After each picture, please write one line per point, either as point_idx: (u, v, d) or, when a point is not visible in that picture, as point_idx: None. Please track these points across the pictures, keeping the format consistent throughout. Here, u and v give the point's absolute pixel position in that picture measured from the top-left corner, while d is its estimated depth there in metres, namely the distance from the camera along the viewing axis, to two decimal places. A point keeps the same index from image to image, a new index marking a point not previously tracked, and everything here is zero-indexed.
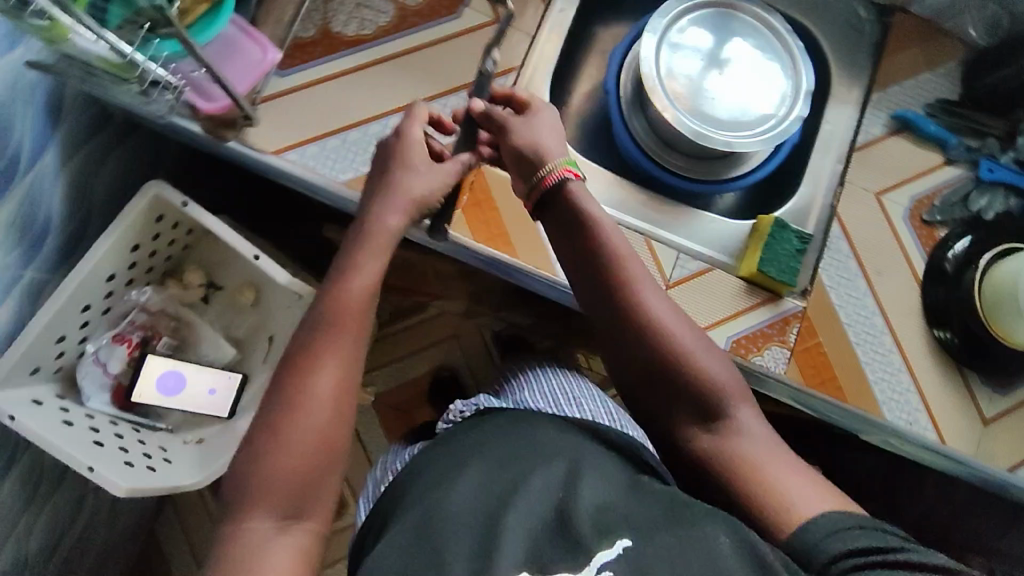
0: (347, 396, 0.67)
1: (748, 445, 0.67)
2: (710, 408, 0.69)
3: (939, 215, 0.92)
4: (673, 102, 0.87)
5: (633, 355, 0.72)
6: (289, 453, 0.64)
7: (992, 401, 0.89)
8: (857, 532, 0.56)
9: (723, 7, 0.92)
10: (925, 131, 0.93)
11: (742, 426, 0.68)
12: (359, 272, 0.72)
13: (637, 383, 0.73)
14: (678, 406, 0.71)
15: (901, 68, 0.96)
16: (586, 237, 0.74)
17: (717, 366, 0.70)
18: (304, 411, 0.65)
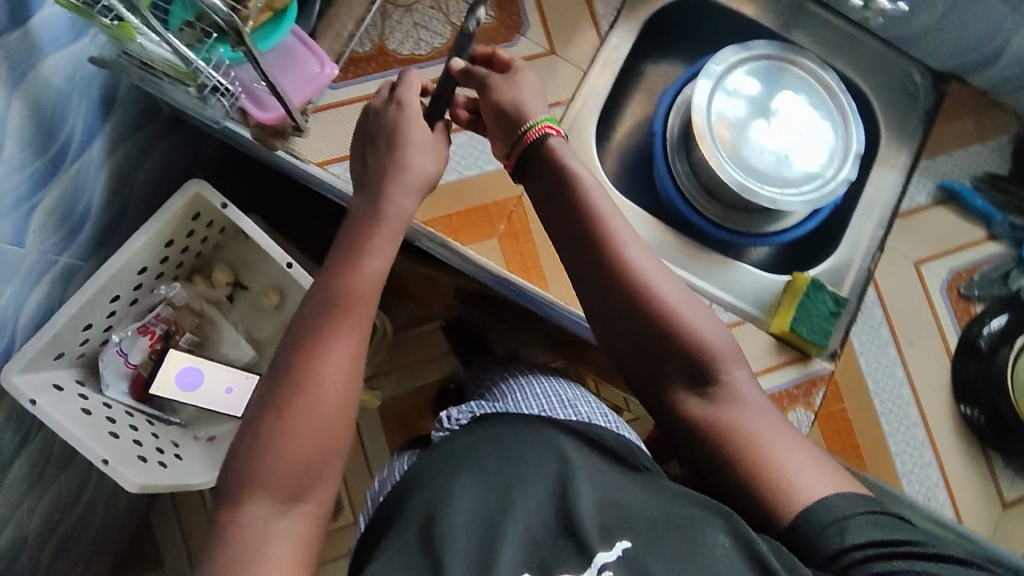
0: (354, 378, 0.67)
1: (740, 413, 0.65)
2: (698, 370, 0.68)
3: (977, 289, 0.91)
4: (719, 149, 0.85)
5: (619, 323, 0.71)
6: (296, 436, 0.64)
7: (1014, 483, 0.87)
8: (868, 525, 0.56)
9: (779, 58, 0.89)
10: (971, 204, 0.92)
11: (734, 391, 0.67)
12: (371, 258, 0.71)
13: (628, 351, 0.71)
14: (669, 371, 0.69)
15: (951, 138, 0.95)
16: (570, 198, 0.74)
17: (706, 326, 0.69)
18: (312, 396, 0.65)
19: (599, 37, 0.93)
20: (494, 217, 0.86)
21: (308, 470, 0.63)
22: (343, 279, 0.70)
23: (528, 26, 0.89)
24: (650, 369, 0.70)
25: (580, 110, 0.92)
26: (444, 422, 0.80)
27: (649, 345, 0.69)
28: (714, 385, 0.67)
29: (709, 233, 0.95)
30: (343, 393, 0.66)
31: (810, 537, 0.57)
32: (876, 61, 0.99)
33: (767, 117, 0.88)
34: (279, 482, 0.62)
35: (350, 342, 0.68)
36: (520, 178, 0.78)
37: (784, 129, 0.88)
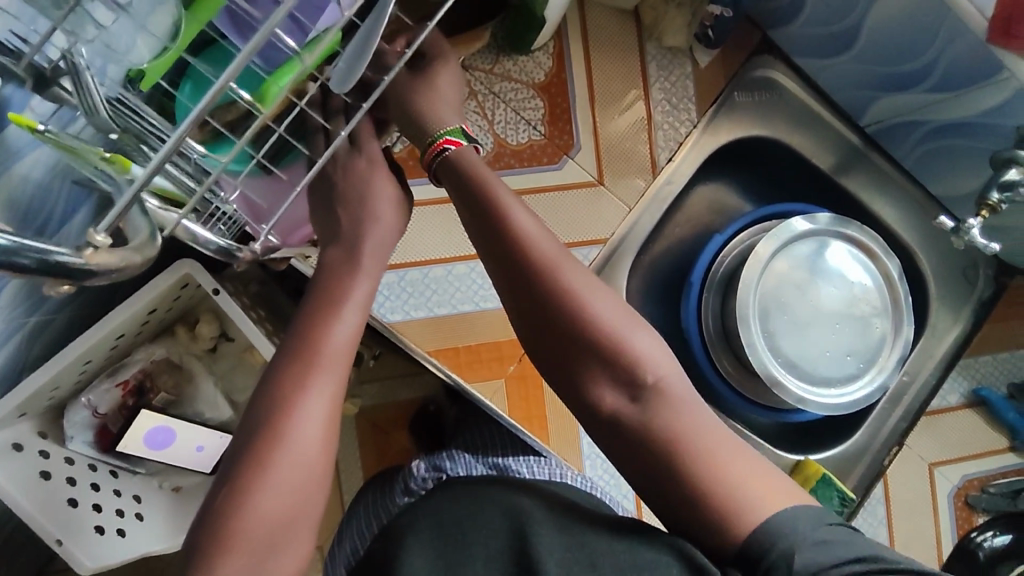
0: (334, 422, 0.55)
1: (680, 418, 0.53)
2: (628, 373, 0.54)
3: (988, 501, 0.88)
4: (763, 336, 0.79)
5: (541, 321, 0.56)
6: (251, 483, 0.51)
7: None
8: (818, 546, 0.47)
9: (841, 219, 0.81)
10: (1004, 415, 0.89)
11: (674, 396, 0.54)
12: (341, 320, 0.58)
13: (553, 354, 0.56)
14: (600, 371, 0.55)
15: (998, 339, 0.90)
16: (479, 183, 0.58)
17: (631, 322, 0.56)
18: (278, 447, 0.52)
19: (654, 167, 0.86)
20: (505, 356, 0.81)
21: (278, 542, 0.51)
22: (313, 337, 0.56)
23: (579, 149, 0.84)
24: (578, 375, 0.56)
25: (618, 248, 0.85)
26: (410, 483, 0.71)
27: (571, 354, 0.56)
28: (648, 389, 0.54)
29: (731, 402, 0.87)
30: (324, 440, 0.54)
31: (769, 555, 0.47)
32: (944, 238, 0.90)
33: (796, 268, 0.81)
34: (245, 562, 0.49)
35: (298, 362, 0.55)
36: (432, 173, 0.62)
37: (819, 291, 0.81)
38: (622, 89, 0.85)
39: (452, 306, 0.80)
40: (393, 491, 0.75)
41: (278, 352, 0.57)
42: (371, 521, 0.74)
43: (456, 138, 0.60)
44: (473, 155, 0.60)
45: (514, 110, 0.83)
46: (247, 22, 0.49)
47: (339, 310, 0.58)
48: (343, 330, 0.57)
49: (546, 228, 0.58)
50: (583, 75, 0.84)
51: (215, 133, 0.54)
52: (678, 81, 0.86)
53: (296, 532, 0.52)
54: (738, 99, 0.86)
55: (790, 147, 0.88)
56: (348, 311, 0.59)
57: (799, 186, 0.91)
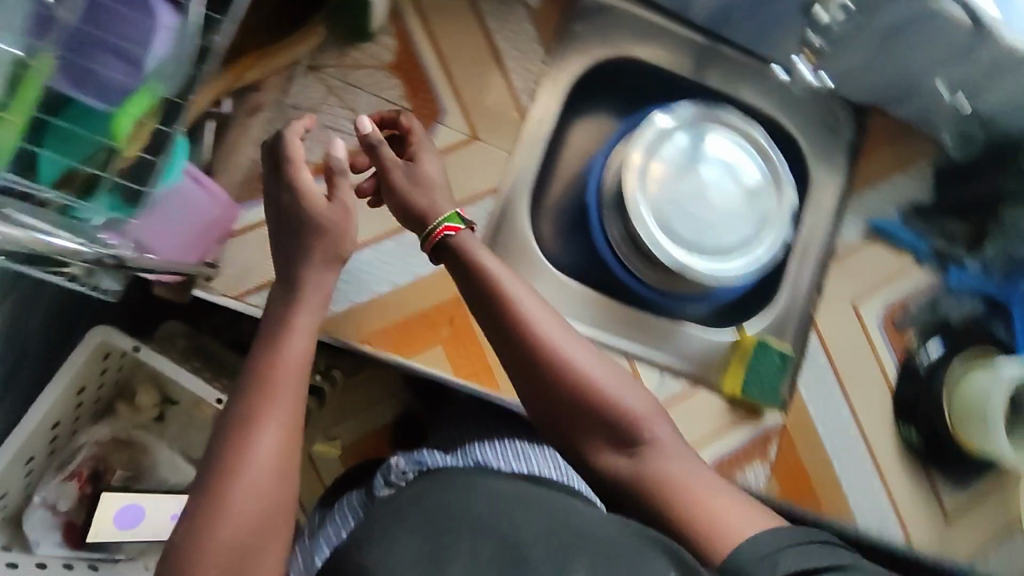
0: (288, 442, 0.55)
1: (667, 463, 0.59)
2: (623, 429, 0.60)
3: (911, 320, 0.96)
4: (659, 227, 0.86)
5: (543, 388, 0.61)
6: (213, 509, 0.51)
7: (952, 494, 0.95)
8: (799, 555, 0.50)
9: (703, 112, 0.89)
10: (899, 239, 0.97)
11: (661, 445, 0.60)
12: (287, 344, 0.59)
13: (554, 416, 0.62)
14: (597, 429, 0.61)
15: (876, 173, 0.98)
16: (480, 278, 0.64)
17: (623, 384, 0.62)
18: (237, 475, 0.52)
19: (522, 110, 0.90)
20: (436, 321, 0.82)
21: (248, 561, 0.51)
22: (266, 369, 0.57)
23: (446, 113, 0.87)
24: (580, 429, 0.61)
25: (512, 194, 0.89)
26: (389, 475, 0.68)
27: (566, 418, 0.61)
28: (642, 443, 0.60)
29: (658, 301, 0.94)
30: (284, 456, 0.55)
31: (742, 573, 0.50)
32: (798, 102, 0.98)
33: (679, 163, 0.87)
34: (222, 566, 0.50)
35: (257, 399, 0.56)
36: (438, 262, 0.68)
37: (706, 178, 0.88)
38: (472, 49, 0.90)
39: (370, 291, 0.81)
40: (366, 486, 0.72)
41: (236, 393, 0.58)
42: (351, 513, 0.73)
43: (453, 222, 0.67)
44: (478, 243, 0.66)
45: (374, 94, 0.86)
46: (88, 74, 0.50)
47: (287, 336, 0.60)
48: (288, 356, 0.58)
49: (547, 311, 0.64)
50: (430, 46, 0.88)
51: (87, 185, 0.54)
52: (520, 28, 0.91)
53: (264, 552, 0.52)
54: (579, 30, 0.92)
55: (641, 60, 0.94)
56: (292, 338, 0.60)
57: (660, 92, 0.97)
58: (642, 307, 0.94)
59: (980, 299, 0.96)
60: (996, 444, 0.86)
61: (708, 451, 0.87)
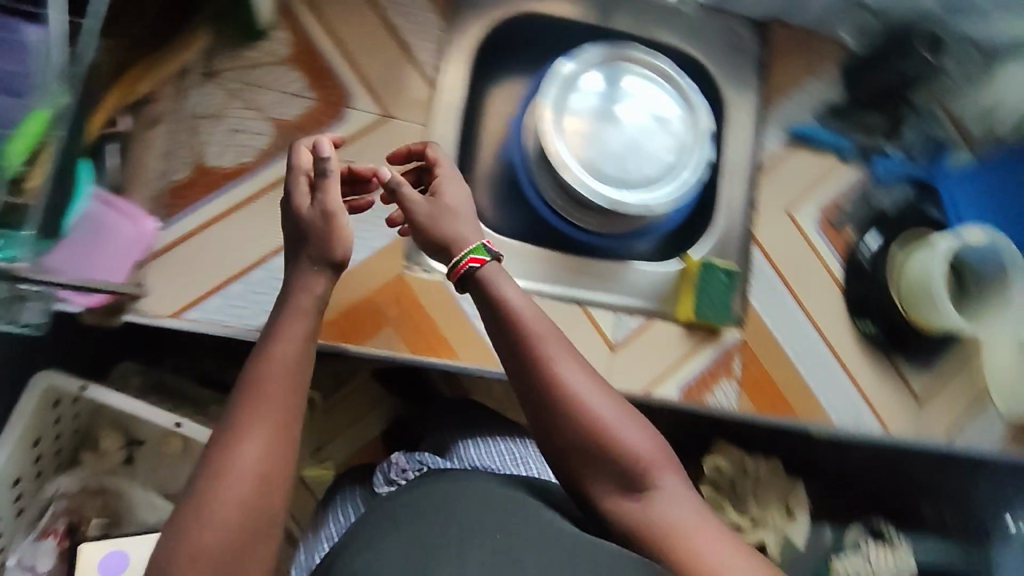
0: (277, 444, 0.52)
1: (671, 509, 0.57)
2: (630, 473, 0.58)
3: (847, 215, 0.98)
4: (586, 172, 0.89)
5: (554, 423, 0.59)
6: (199, 515, 0.48)
7: (920, 378, 0.97)
8: None
9: (613, 56, 0.93)
10: (818, 140, 1.00)
11: (666, 492, 0.58)
12: (283, 336, 0.56)
13: (564, 452, 0.59)
14: (602, 469, 0.59)
15: (786, 83, 1.01)
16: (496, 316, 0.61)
17: (634, 424, 0.59)
18: (223, 475, 0.50)
19: (430, 82, 0.90)
20: (380, 305, 0.82)
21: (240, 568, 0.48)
22: (259, 369, 0.54)
23: (354, 98, 0.87)
24: (588, 465, 0.59)
25: None
26: (390, 473, 0.70)
27: (571, 455, 0.59)
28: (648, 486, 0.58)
29: (604, 245, 0.95)
30: (275, 452, 0.52)
31: None
32: (701, 29, 1.01)
33: (590, 106, 0.91)
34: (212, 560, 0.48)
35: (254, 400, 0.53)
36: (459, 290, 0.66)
37: (618, 116, 0.91)
38: (370, 30, 0.89)
39: None
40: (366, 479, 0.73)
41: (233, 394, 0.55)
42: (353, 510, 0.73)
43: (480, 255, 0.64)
44: (501, 277, 0.64)
45: (277, 91, 0.84)
46: None
47: (281, 337, 0.57)
48: (281, 354, 0.55)
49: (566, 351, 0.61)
50: (325, 34, 0.87)
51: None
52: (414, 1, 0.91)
53: (252, 550, 0.49)
54: None
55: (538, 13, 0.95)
56: (285, 339, 0.57)
57: (565, 42, 0.99)
58: (590, 254, 0.95)
59: (907, 183, 0.99)
60: (944, 314, 0.90)
61: (674, 381, 0.89)
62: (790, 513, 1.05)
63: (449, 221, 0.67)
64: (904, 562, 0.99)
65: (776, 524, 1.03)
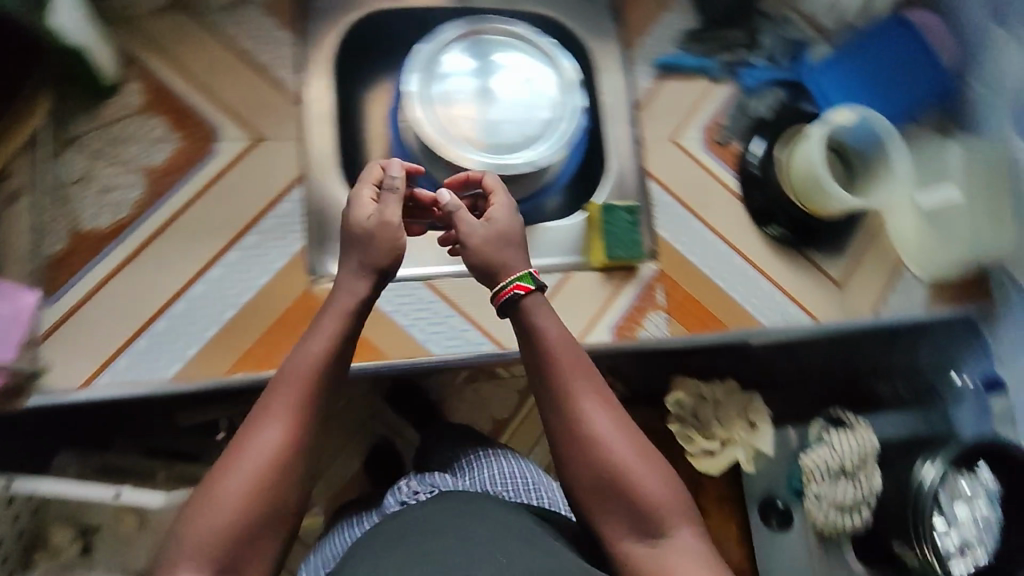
0: (288, 450, 0.57)
1: (678, 560, 0.60)
2: (644, 519, 0.61)
3: (730, 129, 1.02)
4: (467, 145, 0.90)
5: (574, 458, 0.63)
6: (207, 508, 0.54)
7: (836, 265, 1.01)
8: None
9: (466, 30, 0.94)
10: (684, 66, 1.04)
11: (677, 546, 0.61)
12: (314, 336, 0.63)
13: (584, 488, 0.63)
14: (617, 514, 0.62)
15: (643, 22, 1.05)
16: (538, 355, 0.66)
17: (655, 472, 0.63)
18: (240, 458, 0.56)
19: (296, 95, 0.89)
20: (295, 321, 0.80)
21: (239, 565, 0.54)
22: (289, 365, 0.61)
23: (221, 128, 0.85)
24: (604, 503, 0.63)
25: (321, 176, 0.88)
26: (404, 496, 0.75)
27: (588, 493, 0.63)
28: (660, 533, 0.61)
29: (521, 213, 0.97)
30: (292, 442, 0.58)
31: None
32: None
33: (459, 83, 0.93)
34: (220, 527, 0.54)
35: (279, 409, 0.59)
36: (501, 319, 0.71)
37: (490, 88, 0.94)
38: (222, 59, 0.88)
39: (218, 322, 0.78)
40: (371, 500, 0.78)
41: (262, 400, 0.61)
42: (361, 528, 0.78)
43: (526, 281, 0.68)
44: (543, 308, 0.68)
45: (140, 140, 0.83)
46: None
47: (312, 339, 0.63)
48: (306, 355, 0.61)
49: (601, 398, 0.65)
50: (176, 73, 0.86)
51: None
52: (260, 21, 0.90)
53: (263, 528, 0.55)
54: (319, 3, 0.93)
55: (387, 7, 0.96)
56: (316, 335, 0.63)
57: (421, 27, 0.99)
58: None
59: (777, 87, 1.05)
60: (834, 196, 0.92)
61: (605, 324, 0.91)
62: (754, 425, 1.08)
63: (500, 247, 0.71)
64: (867, 440, 1.00)
65: (742, 439, 1.07)
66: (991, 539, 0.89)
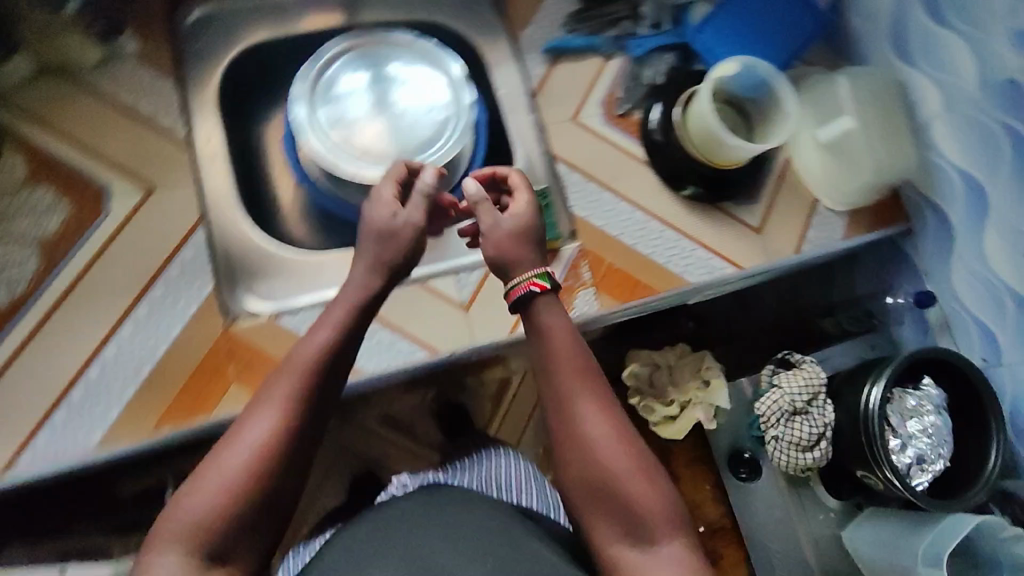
0: (280, 436, 0.65)
1: (654, 556, 0.69)
2: (630, 517, 0.70)
3: (628, 100, 1.03)
4: (362, 160, 0.90)
5: (571, 451, 0.74)
6: (203, 488, 0.62)
7: (752, 212, 1.03)
8: None
9: (345, 45, 0.94)
10: (573, 47, 1.04)
11: (657, 546, 0.69)
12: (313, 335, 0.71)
13: (577, 478, 0.73)
14: (607, 509, 0.71)
15: (527, 8, 1.05)
16: (547, 358, 0.76)
17: (647, 478, 0.72)
18: (241, 437, 0.65)
19: (186, 140, 0.88)
20: (217, 366, 0.80)
21: (230, 544, 0.62)
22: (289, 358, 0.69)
23: (111, 185, 0.84)
24: (595, 495, 0.72)
25: (226, 215, 0.87)
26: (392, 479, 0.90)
27: (583, 484, 0.73)
28: (644, 532, 0.70)
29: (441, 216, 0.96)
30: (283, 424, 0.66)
31: None
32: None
33: (355, 100, 0.94)
34: (215, 499, 0.62)
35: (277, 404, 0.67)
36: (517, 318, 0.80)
37: (388, 98, 0.95)
38: (103, 116, 0.86)
39: (135, 380, 0.77)
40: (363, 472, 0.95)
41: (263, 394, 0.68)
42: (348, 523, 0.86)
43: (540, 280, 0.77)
44: (553, 310, 0.78)
45: (29, 212, 0.81)
46: None
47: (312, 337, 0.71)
48: (304, 350, 0.70)
49: (605, 404, 0.75)
50: (58, 138, 0.85)
51: None
52: (136, 72, 0.89)
53: (256, 501, 0.63)
54: (196, 47, 0.94)
55: (269, 35, 0.98)
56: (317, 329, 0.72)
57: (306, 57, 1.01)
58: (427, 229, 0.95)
59: (665, 52, 1.06)
60: (731, 145, 0.94)
61: None
62: (710, 382, 1.09)
63: (513, 242, 0.80)
64: (815, 376, 1.02)
65: (700, 399, 1.08)
66: (940, 446, 0.92)
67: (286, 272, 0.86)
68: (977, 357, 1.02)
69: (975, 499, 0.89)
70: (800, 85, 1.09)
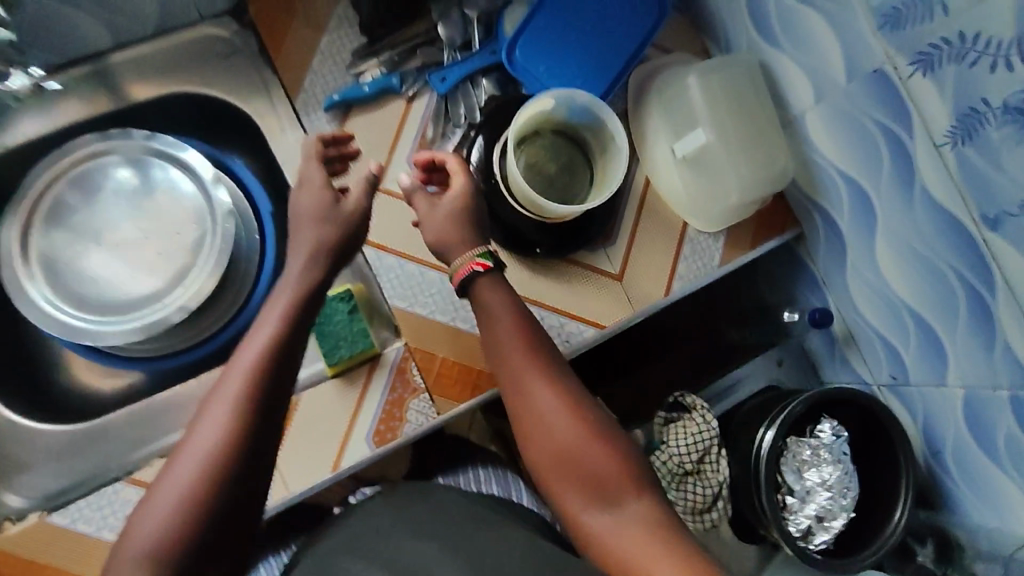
0: (241, 424, 0.58)
1: (625, 518, 0.59)
2: (597, 483, 0.61)
3: (441, 149, 0.85)
4: (103, 317, 0.76)
5: (528, 421, 0.65)
6: (162, 496, 0.55)
7: (611, 256, 0.87)
8: None
9: (60, 171, 0.78)
10: (363, 96, 0.83)
11: (628, 509, 0.60)
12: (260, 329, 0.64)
13: (541, 450, 0.64)
14: (571, 478, 0.62)
15: (299, 55, 0.84)
16: (494, 329, 0.69)
17: (611, 436, 0.63)
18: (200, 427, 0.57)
19: None
20: None
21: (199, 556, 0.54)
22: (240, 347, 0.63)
23: None
24: (560, 466, 0.62)
25: None
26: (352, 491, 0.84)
27: (547, 455, 0.63)
28: (613, 495, 0.61)
29: (241, 334, 0.81)
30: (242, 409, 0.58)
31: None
32: (175, 58, 0.84)
33: (91, 241, 0.79)
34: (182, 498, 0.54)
35: (235, 397, 0.59)
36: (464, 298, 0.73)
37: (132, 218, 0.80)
38: None
39: None
40: (276, 543, 0.84)
41: (214, 395, 0.60)
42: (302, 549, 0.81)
43: (483, 259, 0.70)
44: (496, 291, 0.70)
45: None
46: None
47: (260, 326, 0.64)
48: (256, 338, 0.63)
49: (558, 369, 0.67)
50: None
51: None
52: None
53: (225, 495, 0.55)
54: None
55: None
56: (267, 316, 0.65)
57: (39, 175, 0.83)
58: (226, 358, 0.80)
59: (479, 80, 0.87)
60: (542, 206, 0.78)
61: (360, 436, 0.78)
62: None
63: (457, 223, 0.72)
64: (705, 429, 0.90)
65: None
66: (842, 498, 0.83)
67: (52, 458, 0.75)
68: (885, 374, 0.90)
69: (878, 557, 0.80)
70: (650, 86, 0.90)
